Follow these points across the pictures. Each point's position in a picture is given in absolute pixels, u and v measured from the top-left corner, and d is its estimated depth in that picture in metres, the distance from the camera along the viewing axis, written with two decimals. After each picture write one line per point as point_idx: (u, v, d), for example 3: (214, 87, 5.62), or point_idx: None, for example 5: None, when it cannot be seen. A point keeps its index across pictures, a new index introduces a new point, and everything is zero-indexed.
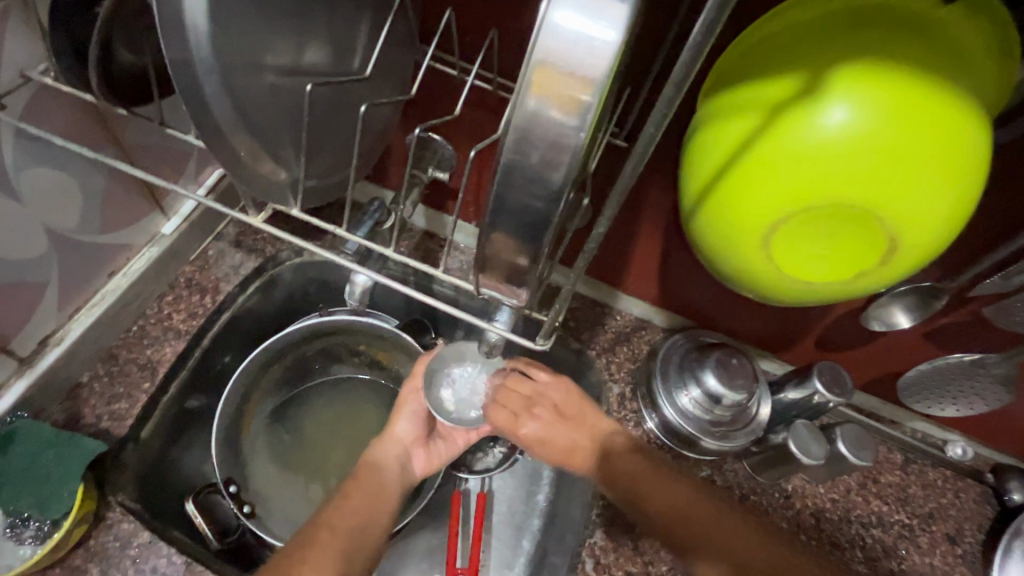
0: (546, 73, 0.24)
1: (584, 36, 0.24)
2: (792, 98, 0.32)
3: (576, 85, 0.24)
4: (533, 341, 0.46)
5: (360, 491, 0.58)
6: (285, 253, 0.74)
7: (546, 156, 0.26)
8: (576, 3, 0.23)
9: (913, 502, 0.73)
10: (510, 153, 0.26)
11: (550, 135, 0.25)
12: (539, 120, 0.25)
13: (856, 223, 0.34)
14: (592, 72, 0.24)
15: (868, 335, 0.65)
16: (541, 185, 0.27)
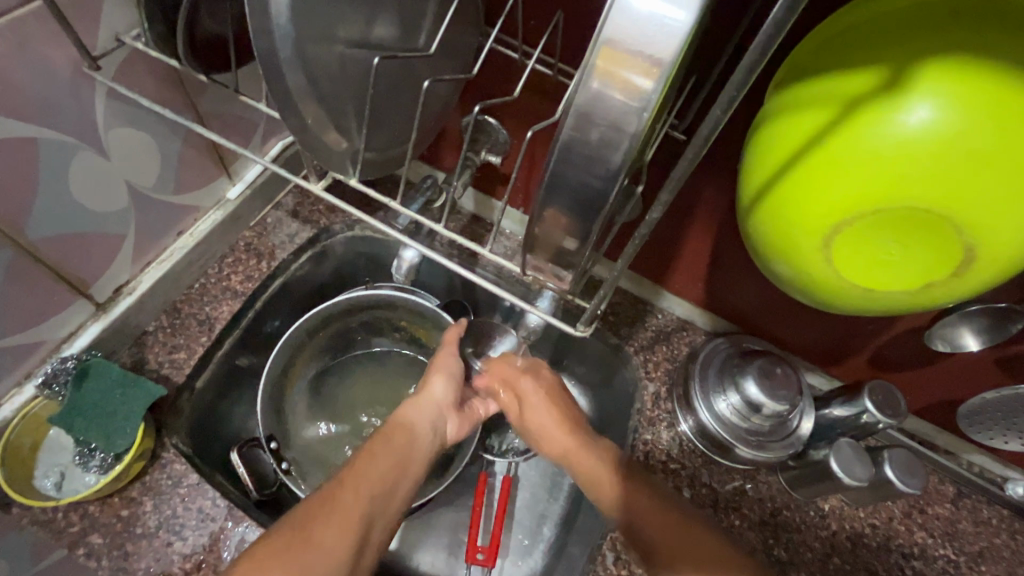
0: (613, 51, 0.24)
1: (657, 15, 0.23)
2: (871, 93, 0.31)
3: (643, 66, 0.24)
4: (572, 327, 0.46)
5: (385, 451, 0.54)
6: (338, 226, 0.77)
7: (607, 135, 0.26)
8: None
9: (962, 539, 0.68)
10: (569, 131, 0.26)
11: (612, 115, 0.25)
12: (601, 100, 0.25)
13: (931, 230, 0.32)
14: (662, 53, 0.23)
15: (928, 355, 0.61)
16: (599, 164, 0.27)
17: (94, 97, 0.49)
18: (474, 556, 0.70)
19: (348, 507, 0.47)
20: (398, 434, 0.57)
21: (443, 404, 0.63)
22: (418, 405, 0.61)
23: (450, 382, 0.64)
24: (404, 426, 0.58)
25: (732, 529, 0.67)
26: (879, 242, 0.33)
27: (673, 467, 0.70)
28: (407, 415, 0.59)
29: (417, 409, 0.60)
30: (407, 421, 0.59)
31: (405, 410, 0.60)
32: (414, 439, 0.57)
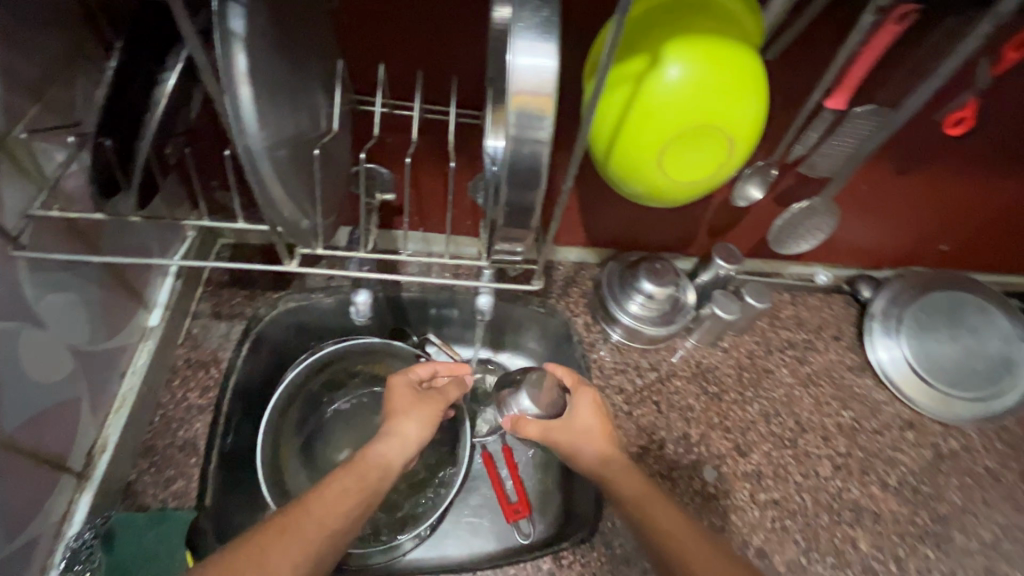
0: (522, 97, 0.35)
1: (541, 67, 0.35)
2: (643, 69, 0.49)
3: (543, 99, 0.36)
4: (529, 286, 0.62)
5: (352, 481, 0.59)
6: (263, 309, 0.84)
7: (533, 150, 0.37)
8: (527, 49, 0.35)
9: (806, 322, 0.99)
10: (507, 156, 0.38)
11: (535, 135, 0.37)
12: (524, 128, 0.37)
13: (706, 136, 0.51)
14: (552, 89, 0.36)
15: (739, 214, 0.88)
16: (535, 169, 0.38)
17: (19, 278, 0.50)
18: (513, 513, 0.84)
19: (302, 538, 0.52)
20: (374, 466, 0.62)
21: (415, 444, 0.66)
22: (393, 444, 0.64)
23: (423, 428, 0.68)
24: (377, 463, 0.62)
25: (677, 389, 0.87)
26: (682, 153, 0.52)
27: (624, 368, 0.89)
28: (377, 449, 0.63)
29: (392, 444, 0.64)
30: (381, 455, 0.63)
31: (379, 446, 0.64)
32: (387, 475, 0.62)
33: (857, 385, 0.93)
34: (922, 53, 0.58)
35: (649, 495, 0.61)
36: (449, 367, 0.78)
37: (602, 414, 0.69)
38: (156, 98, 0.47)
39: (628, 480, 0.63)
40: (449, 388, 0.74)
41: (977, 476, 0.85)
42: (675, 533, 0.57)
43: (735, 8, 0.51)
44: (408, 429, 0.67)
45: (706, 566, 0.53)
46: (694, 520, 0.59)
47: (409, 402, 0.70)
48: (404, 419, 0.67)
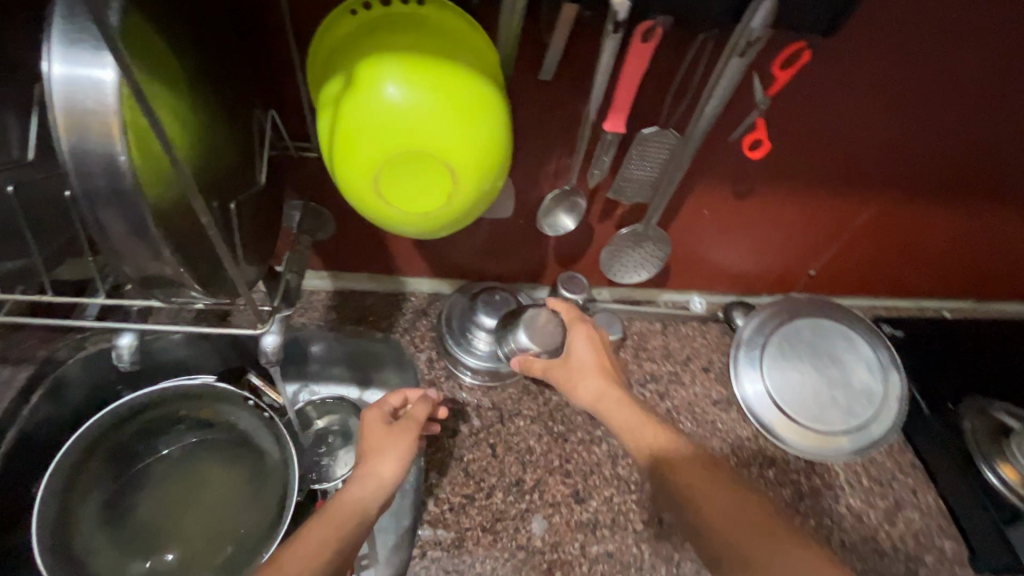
0: (73, 115, 0.31)
1: (85, 79, 0.31)
2: (340, 91, 0.45)
3: (95, 114, 0.31)
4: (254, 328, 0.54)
5: (315, 534, 0.55)
6: (64, 351, 0.77)
7: (106, 174, 0.33)
8: (65, 61, 0.31)
9: (674, 353, 0.94)
10: (80, 183, 0.33)
11: (100, 156, 0.32)
12: (81, 148, 0.32)
13: (420, 161, 0.46)
14: (104, 102, 0.31)
15: (582, 242, 0.83)
16: (123, 199, 0.34)
17: None
18: None
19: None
20: (345, 515, 0.57)
21: (388, 485, 0.61)
22: (367, 487, 0.59)
23: (397, 462, 0.62)
24: (351, 513, 0.57)
25: (518, 430, 0.81)
26: (401, 174, 0.47)
27: (466, 408, 0.82)
28: (353, 495, 0.58)
29: (366, 489, 0.59)
30: (357, 500, 0.58)
31: (351, 493, 0.59)
32: (363, 526, 0.57)
33: (720, 421, 0.88)
34: (689, 72, 0.55)
35: (641, 422, 0.63)
36: (417, 391, 0.72)
37: (600, 344, 0.70)
38: None
39: (625, 413, 0.64)
40: (422, 410, 0.68)
41: (836, 517, 0.81)
42: (676, 460, 0.59)
43: (451, 27, 0.47)
44: (382, 470, 0.61)
45: (717, 493, 0.56)
46: (686, 439, 0.62)
47: (382, 441, 0.63)
48: (374, 460, 0.62)
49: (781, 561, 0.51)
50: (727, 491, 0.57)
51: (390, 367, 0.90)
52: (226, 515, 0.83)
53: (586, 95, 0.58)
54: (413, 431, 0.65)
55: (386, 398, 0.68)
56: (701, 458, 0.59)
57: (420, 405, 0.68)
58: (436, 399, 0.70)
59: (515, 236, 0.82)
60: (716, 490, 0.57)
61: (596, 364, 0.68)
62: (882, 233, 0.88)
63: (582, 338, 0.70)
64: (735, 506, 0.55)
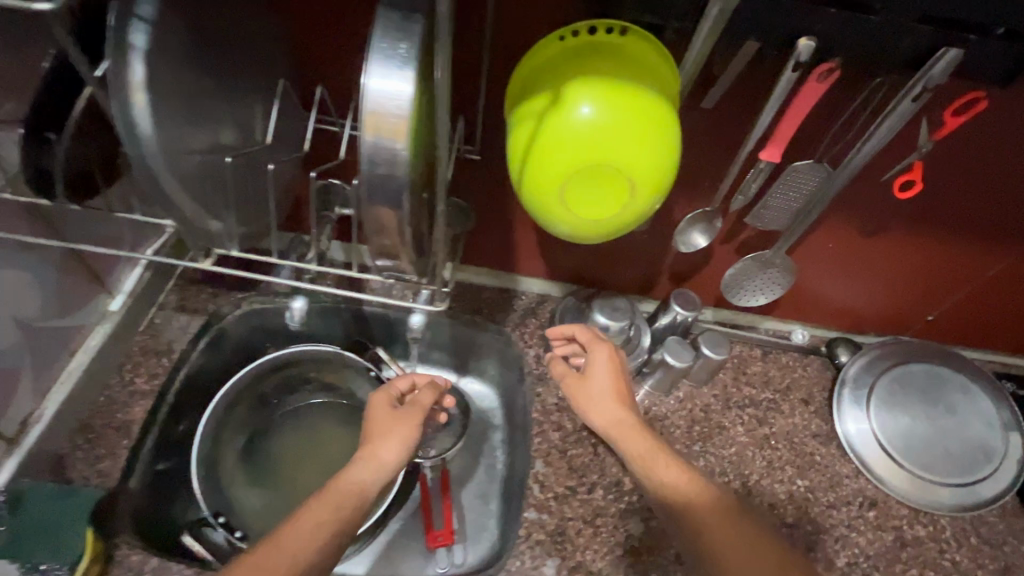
0: (377, 118, 0.37)
1: (392, 91, 0.37)
2: (545, 107, 0.51)
3: (394, 120, 0.38)
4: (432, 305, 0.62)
5: (318, 508, 0.59)
6: (227, 307, 0.88)
7: (389, 169, 0.39)
8: (380, 74, 0.37)
9: (774, 381, 0.94)
10: (366, 172, 0.39)
11: (388, 154, 0.38)
12: (376, 146, 0.38)
13: (606, 175, 0.52)
14: (401, 111, 0.37)
15: (700, 261, 0.86)
16: (394, 190, 0.40)
17: None
18: (435, 540, 0.86)
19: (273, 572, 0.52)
20: (349, 492, 0.61)
21: (390, 469, 0.65)
22: (369, 469, 0.64)
23: (400, 449, 0.66)
24: (352, 492, 0.61)
25: None
26: (575, 191, 0.53)
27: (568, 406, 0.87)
28: (355, 476, 0.63)
29: (367, 470, 0.64)
30: (356, 481, 0.63)
31: (354, 473, 0.63)
32: (361, 503, 0.61)
33: (819, 454, 0.87)
34: (856, 110, 0.58)
35: (654, 453, 0.66)
36: (425, 378, 0.77)
37: (616, 368, 0.74)
38: (81, 96, 0.53)
39: (636, 444, 0.67)
40: (425, 397, 0.73)
41: (940, 569, 0.79)
42: (660, 470, 0.64)
43: (648, 58, 0.52)
44: (385, 452, 0.66)
45: (702, 501, 0.60)
46: (687, 465, 0.64)
47: (386, 424, 0.68)
48: (377, 444, 0.66)
49: (732, 546, 0.57)
50: (690, 482, 0.62)
51: (492, 357, 0.97)
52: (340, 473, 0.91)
53: (749, 125, 0.61)
54: (415, 423, 0.69)
55: (395, 382, 0.75)
56: (717, 493, 0.62)
57: (426, 391, 0.73)
58: (441, 389, 0.75)
59: (635, 249, 0.86)
60: (732, 524, 0.58)
61: (610, 386, 0.72)
62: (1014, 287, 0.86)
63: (601, 361, 0.74)
64: (750, 546, 0.57)
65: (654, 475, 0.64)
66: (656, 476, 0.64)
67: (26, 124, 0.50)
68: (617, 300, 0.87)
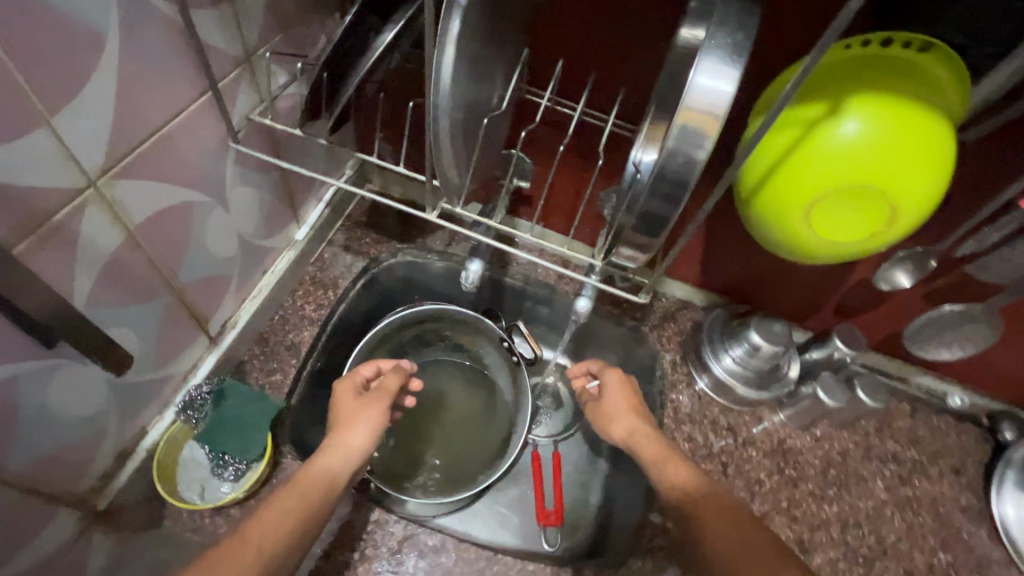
0: (690, 113, 0.38)
1: (715, 92, 0.37)
2: (818, 118, 0.48)
3: (708, 120, 0.38)
4: (635, 297, 0.61)
5: (286, 496, 0.55)
6: (385, 254, 0.91)
7: (683, 163, 0.40)
8: (710, 73, 0.37)
9: (922, 442, 0.87)
10: (661, 163, 0.40)
11: (688, 150, 0.39)
12: (680, 141, 0.39)
13: (868, 198, 0.48)
14: (717, 113, 0.37)
15: (878, 299, 0.80)
16: (680, 180, 0.41)
17: (228, 163, 0.61)
18: (547, 518, 0.86)
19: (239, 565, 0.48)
20: (316, 479, 0.58)
21: (361, 452, 0.62)
22: (338, 455, 0.61)
23: (370, 431, 0.64)
24: (320, 478, 0.58)
25: (749, 458, 0.83)
26: (801, 215, 0.51)
27: (697, 417, 0.86)
28: (320, 463, 0.59)
29: (338, 457, 0.61)
30: (328, 468, 0.59)
31: (321, 460, 0.60)
32: (331, 489, 0.58)
33: (966, 531, 0.80)
34: None
35: (665, 455, 0.63)
36: (389, 362, 0.75)
37: (629, 386, 0.74)
38: (375, 45, 0.52)
39: (652, 448, 0.65)
40: (391, 380, 0.72)
41: None
42: (666, 467, 0.61)
43: (944, 80, 0.48)
44: (350, 438, 0.63)
45: (704, 493, 0.57)
46: (695, 466, 0.61)
47: (352, 410, 0.66)
48: (341, 432, 0.63)
49: (731, 535, 0.52)
50: (694, 476, 0.59)
51: (616, 350, 0.93)
52: (457, 435, 0.94)
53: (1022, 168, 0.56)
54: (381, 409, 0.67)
55: (359, 369, 0.72)
56: (723, 492, 0.57)
57: (392, 375, 0.72)
58: (408, 371, 0.74)
59: (809, 275, 0.80)
60: (734, 517, 0.53)
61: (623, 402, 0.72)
62: None
63: (615, 379, 0.74)
64: (750, 535, 0.51)
65: (661, 473, 0.61)
66: (662, 470, 0.61)
67: (323, 62, 0.52)
68: (776, 322, 0.82)
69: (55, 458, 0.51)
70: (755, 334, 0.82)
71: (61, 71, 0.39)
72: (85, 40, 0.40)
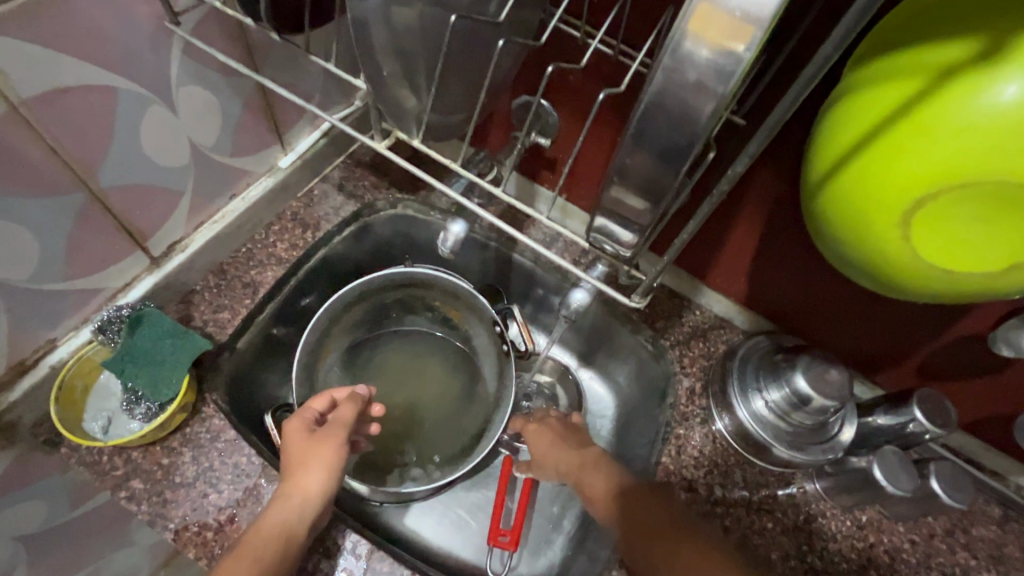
0: (711, 6, 0.23)
1: None
2: (963, 64, 0.30)
3: (745, 19, 0.23)
4: (627, 298, 0.47)
5: (231, 570, 0.47)
6: (381, 203, 0.80)
7: (697, 91, 0.26)
8: None
9: (1008, 564, 0.65)
10: (662, 86, 0.26)
11: (706, 71, 0.25)
12: (696, 54, 0.25)
13: (1021, 207, 0.30)
14: (762, 8, 0.23)
15: (987, 365, 0.58)
16: (688, 117, 0.27)
17: (171, 51, 0.51)
18: (497, 539, 0.73)
19: None
20: (269, 541, 0.49)
21: (322, 500, 0.52)
22: (292, 506, 0.51)
23: (329, 475, 0.53)
24: (275, 539, 0.49)
25: (762, 531, 0.65)
26: (899, 219, 0.33)
27: (706, 465, 0.69)
28: (273, 517, 0.51)
29: (290, 509, 0.51)
30: (276, 527, 0.50)
31: (273, 517, 0.51)
32: (288, 548, 0.50)
33: None
34: None
35: (575, 457, 0.65)
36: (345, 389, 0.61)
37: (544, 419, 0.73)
38: None
39: (560, 454, 0.66)
40: (349, 411, 0.58)
41: None
42: (577, 472, 0.64)
43: None
44: (303, 488, 0.52)
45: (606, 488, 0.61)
46: (602, 457, 0.64)
47: (303, 452, 0.54)
48: (292, 480, 0.52)
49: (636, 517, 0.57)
50: (601, 470, 0.63)
51: (627, 361, 0.77)
52: (424, 421, 0.83)
53: None
54: (340, 448, 0.55)
55: (309, 399, 0.58)
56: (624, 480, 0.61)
57: (347, 404, 0.58)
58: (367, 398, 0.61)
59: (895, 316, 0.60)
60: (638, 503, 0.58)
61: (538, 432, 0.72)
62: None
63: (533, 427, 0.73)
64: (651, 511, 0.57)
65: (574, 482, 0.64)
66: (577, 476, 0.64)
67: None
68: (834, 369, 0.63)
69: None
70: (798, 380, 0.64)
71: None
72: None
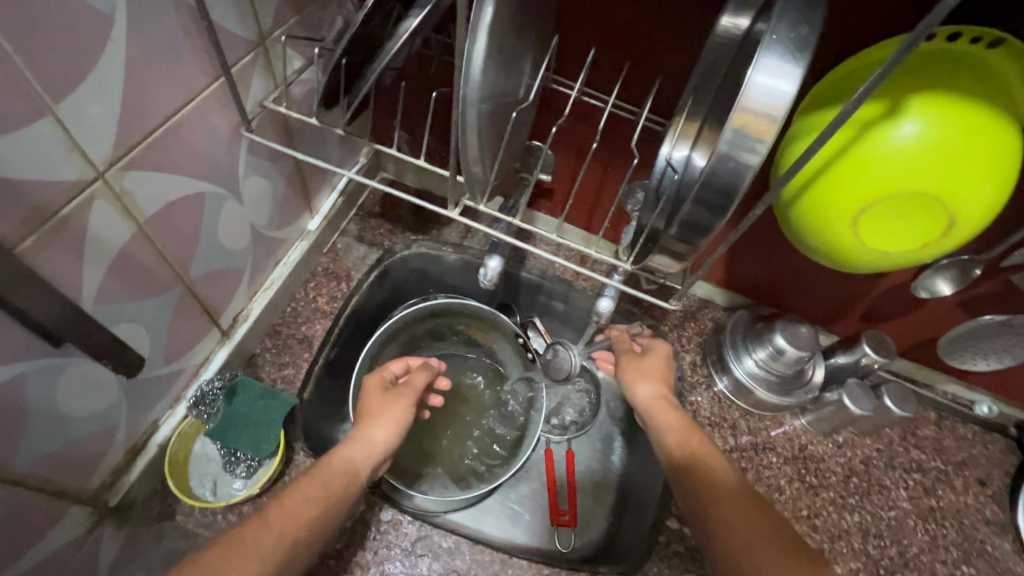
0: (744, 115, 0.36)
1: (775, 92, 0.35)
2: (876, 118, 0.44)
3: (766, 122, 0.36)
4: (666, 303, 0.58)
5: (312, 483, 0.53)
6: (399, 245, 0.88)
7: (737, 168, 0.38)
8: (769, 72, 0.35)
9: (947, 452, 0.84)
10: (711, 166, 0.38)
11: (742, 155, 0.37)
12: (735, 144, 0.37)
13: (922, 206, 0.45)
14: (776, 115, 0.35)
15: (912, 305, 0.76)
16: (732, 185, 0.39)
17: (240, 152, 0.58)
18: (560, 518, 0.84)
19: (258, 552, 0.46)
20: (341, 472, 0.56)
21: (383, 449, 0.60)
22: (361, 447, 0.58)
23: (394, 428, 0.62)
24: (343, 471, 0.56)
25: (770, 464, 0.81)
26: (848, 221, 0.48)
27: (716, 420, 0.84)
28: (344, 454, 0.57)
29: (359, 450, 0.58)
30: (348, 461, 0.57)
31: (345, 451, 0.58)
32: (352, 484, 0.56)
33: (990, 543, 0.78)
34: None
35: (686, 428, 0.63)
36: (417, 361, 0.73)
37: (664, 362, 0.71)
38: (397, 34, 0.48)
39: (672, 417, 0.64)
40: (419, 378, 0.68)
41: None
42: (688, 446, 0.60)
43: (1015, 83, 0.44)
44: (375, 433, 0.60)
45: (716, 470, 0.57)
46: (713, 445, 0.61)
47: (377, 403, 0.63)
48: (365, 424, 0.61)
49: (737, 510, 0.52)
50: (715, 458, 0.58)
51: None
52: (468, 432, 0.93)
53: None
54: (404, 405, 0.64)
55: (388, 363, 0.69)
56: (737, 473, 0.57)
57: (420, 371, 0.69)
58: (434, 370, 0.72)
59: (844, 279, 0.77)
60: (745, 500, 0.53)
61: (654, 371, 0.70)
62: None
63: (653, 361, 0.71)
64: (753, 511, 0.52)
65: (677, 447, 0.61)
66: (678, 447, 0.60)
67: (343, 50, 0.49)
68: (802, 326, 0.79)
69: (66, 453, 0.50)
70: (779, 337, 0.79)
71: (60, 55, 0.36)
72: (88, 23, 0.37)
